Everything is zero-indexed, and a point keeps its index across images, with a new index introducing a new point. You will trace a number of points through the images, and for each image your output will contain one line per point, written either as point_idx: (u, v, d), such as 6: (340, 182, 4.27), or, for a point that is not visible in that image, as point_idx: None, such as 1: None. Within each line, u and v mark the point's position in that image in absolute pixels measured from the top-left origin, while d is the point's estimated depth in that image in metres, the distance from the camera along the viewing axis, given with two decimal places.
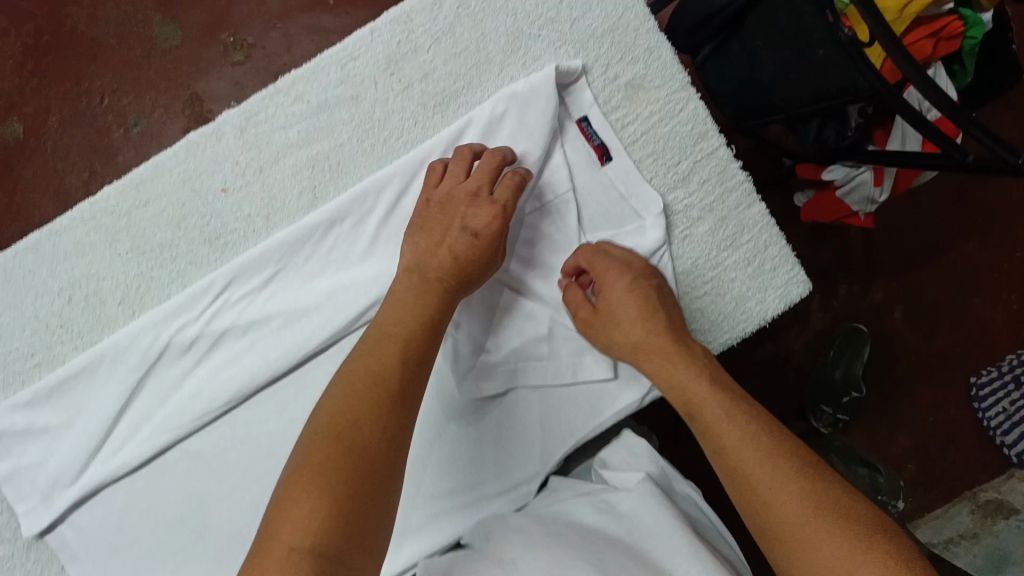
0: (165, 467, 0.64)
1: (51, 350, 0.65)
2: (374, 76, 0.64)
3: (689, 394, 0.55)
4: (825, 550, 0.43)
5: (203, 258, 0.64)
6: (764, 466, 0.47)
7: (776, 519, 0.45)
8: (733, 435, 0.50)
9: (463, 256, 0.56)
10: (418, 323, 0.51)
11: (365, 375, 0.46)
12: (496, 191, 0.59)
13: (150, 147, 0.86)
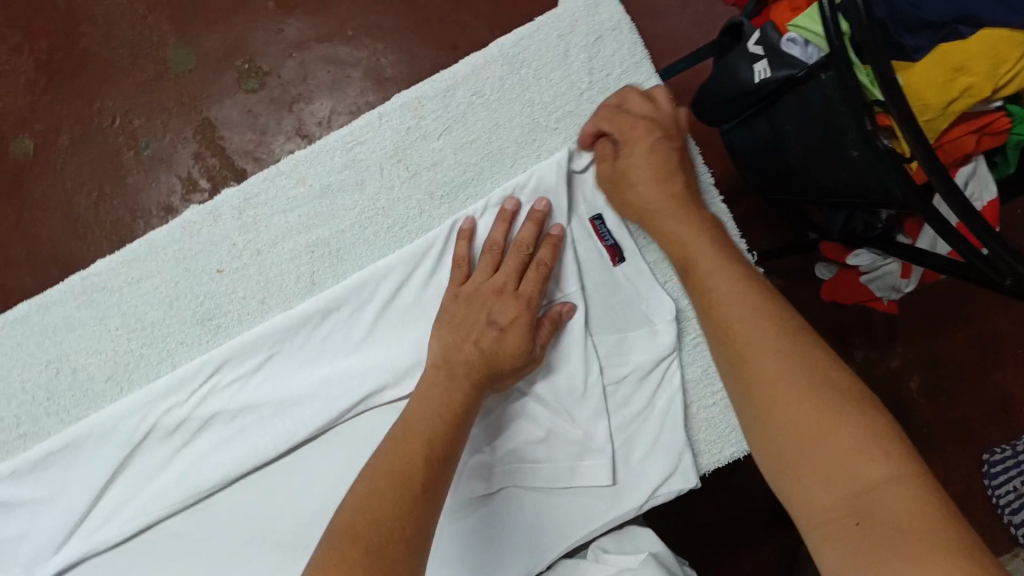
0: (147, 549, 0.60)
1: (37, 421, 0.60)
2: (381, 162, 0.61)
3: (690, 248, 0.50)
4: (803, 413, 0.38)
5: (194, 339, 0.61)
6: (757, 318, 0.43)
7: (756, 369, 0.40)
8: (742, 321, 0.43)
9: (492, 351, 0.53)
10: (443, 421, 0.49)
11: (387, 474, 0.44)
12: (522, 285, 0.56)
13: (161, 171, 0.82)
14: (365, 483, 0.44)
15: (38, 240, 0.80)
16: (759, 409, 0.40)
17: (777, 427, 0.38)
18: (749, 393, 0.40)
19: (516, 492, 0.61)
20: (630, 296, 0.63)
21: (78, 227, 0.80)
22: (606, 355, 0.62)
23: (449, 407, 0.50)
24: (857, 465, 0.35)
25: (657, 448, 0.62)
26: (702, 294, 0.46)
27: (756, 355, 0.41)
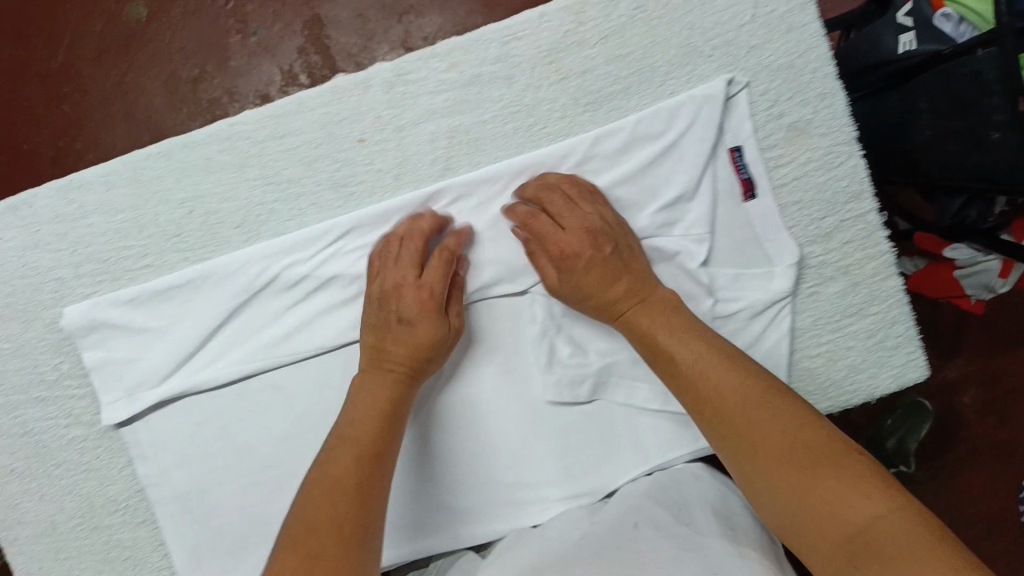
0: (245, 394, 0.63)
1: (163, 255, 0.62)
2: (533, 60, 0.60)
3: (654, 334, 0.55)
4: (792, 483, 0.45)
5: (326, 203, 0.62)
6: (741, 401, 0.49)
7: (753, 451, 0.47)
8: (712, 373, 0.51)
9: (405, 347, 0.55)
10: (370, 421, 0.52)
11: (321, 480, 0.47)
12: (427, 272, 0.57)
13: (262, 59, 0.75)
14: (311, 496, 0.46)
15: (136, 117, 0.74)
16: (765, 466, 0.46)
17: (780, 482, 0.45)
18: (750, 459, 0.47)
19: (610, 403, 0.64)
20: (753, 233, 0.62)
21: (174, 98, 0.74)
22: (723, 286, 0.62)
23: (364, 416, 0.52)
24: (851, 504, 0.42)
25: None
26: (679, 377, 0.53)
27: (751, 422, 0.48)
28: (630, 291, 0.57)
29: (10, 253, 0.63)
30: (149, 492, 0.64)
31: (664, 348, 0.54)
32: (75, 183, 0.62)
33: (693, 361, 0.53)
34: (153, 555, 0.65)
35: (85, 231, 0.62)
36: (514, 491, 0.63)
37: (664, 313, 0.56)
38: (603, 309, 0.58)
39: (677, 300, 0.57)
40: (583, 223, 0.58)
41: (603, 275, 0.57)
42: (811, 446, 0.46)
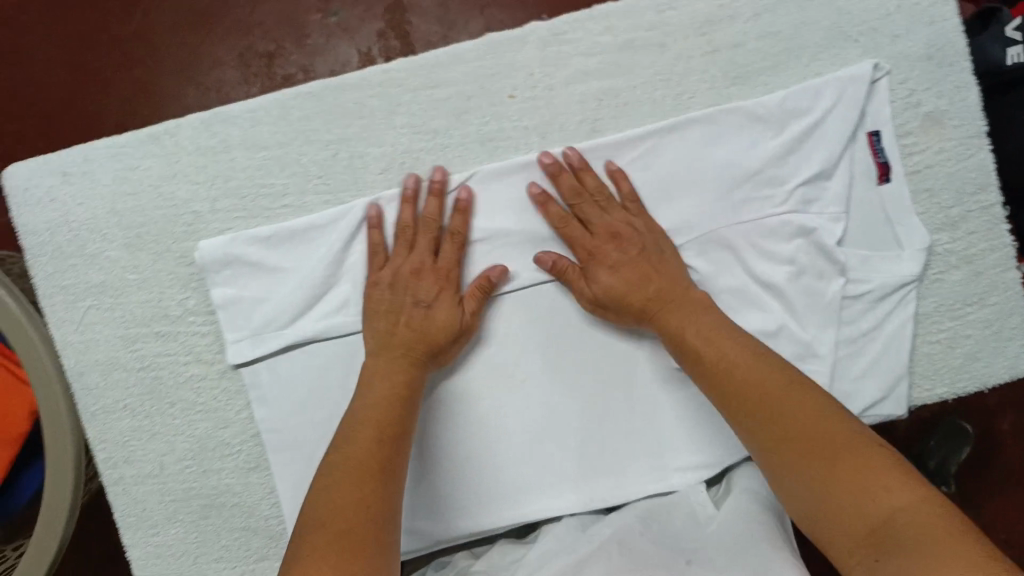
0: (373, 343, 0.61)
1: (302, 195, 0.62)
2: (687, 31, 0.62)
3: (666, 322, 0.57)
4: (806, 481, 0.46)
5: (472, 156, 0.62)
6: (764, 391, 0.50)
7: (779, 439, 0.48)
8: (737, 368, 0.52)
9: (426, 329, 0.57)
10: (387, 407, 0.53)
11: (345, 464, 0.48)
12: (444, 250, 0.60)
13: (340, 40, 0.76)
14: (329, 476, 0.47)
15: (209, 91, 0.77)
16: (790, 459, 0.47)
17: (809, 474, 0.45)
18: (779, 452, 0.48)
19: None
20: (884, 216, 0.64)
21: (247, 73, 0.77)
22: (854, 268, 0.64)
23: (387, 406, 0.53)
24: (871, 496, 0.42)
25: (875, 367, 0.65)
26: (699, 364, 0.54)
27: (774, 415, 0.49)
28: (660, 294, 0.58)
29: (147, 180, 0.61)
30: (266, 439, 0.61)
31: (691, 346, 0.55)
32: (220, 116, 0.61)
33: (719, 357, 0.53)
34: (264, 508, 0.63)
35: (225, 165, 0.62)
36: (636, 454, 0.62)
37: (697, 309, 0.57)
38: (630, 312, 0.59)
39: (708, 302, 0.57)
40: (611, 228, 0.60)
41: (638, 274, 0.58)
42: (832, 438, 0.46)
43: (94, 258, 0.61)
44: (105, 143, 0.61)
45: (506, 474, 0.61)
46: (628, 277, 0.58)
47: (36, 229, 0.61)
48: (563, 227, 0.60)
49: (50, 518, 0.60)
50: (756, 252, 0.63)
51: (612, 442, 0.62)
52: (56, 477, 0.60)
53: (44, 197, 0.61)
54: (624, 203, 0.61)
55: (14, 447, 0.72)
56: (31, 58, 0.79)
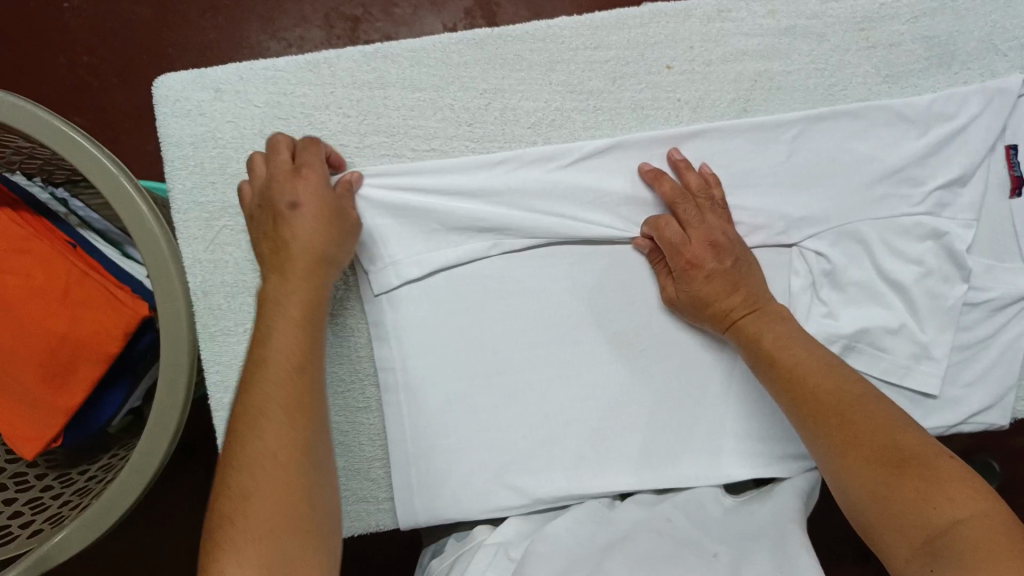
0: (504, 293, 0.63)
1: (448, 142, 0.63)
2: (846, 25, 0.64)
3: (755, 334, 0.57)
4: (867, 476, 0.46)
5: (621, 122, 0.63)
6: (832, 395, 0.50)
7: (846, 440, 0.48)
8: (808, 376, 0.52)
9: (303, 237, 0.52)
10: (298, 332, 0.48)
11: (253, 397, 0.44)
12: (313, 164, 0.56)
13: (428, 12, 0.84)
14: (249, 440, 0.43)
15: (290, 44, 0.85)
16: (850, 464, 0.47)
17: (875, 479, 0.46)
18: (844, 454, 0.48)
19: None
20: (1012, 228, 0.65)
21: (331, 34, 0.85)
22: (977, 275, 0.64)
23: (292, 336, 0.48)
24: (933, 505, 0.43)
25: (984, 378, 0.66)
26: (771, 369, 0.55)
27: (844, 416, 0.49)
28: (745, 302, 0.58)
29: (300, 107, 0.62)
30: (382, 377, 0.63)
31: (766, 352, 0.55)
32: (382, 52, 0.62)
33: (793, 364, 0.53)
34: (369, 445, 0.65)
35: (379, 102, 0.62)
36: (732, 438, 0.63)
37: (764, 321, 0.57)
38: (711, 317, 0.59)
39: (784, 313, 0.58)
40: (709, 237, 0.60)
41: (722, 286, 0.59)
42: (901, 449, 0.46)
43: (235, 179, 0.61)
44: (264, 65, 0.62)
45: (610, 444, 0.63)
46: (711, 291, 0.59)
47: (181, 141, 0.61)
48: (660, 232, 0.60)
49: (158, 434, 0.58)
50: (886, 249, 0.64)
51: (704, 421, 0.63)
52: (169, 391, 0.58)
53: (194, 111, 0.61)
54: (674, 192, 0.61)
55: (103, 365, 0.66)
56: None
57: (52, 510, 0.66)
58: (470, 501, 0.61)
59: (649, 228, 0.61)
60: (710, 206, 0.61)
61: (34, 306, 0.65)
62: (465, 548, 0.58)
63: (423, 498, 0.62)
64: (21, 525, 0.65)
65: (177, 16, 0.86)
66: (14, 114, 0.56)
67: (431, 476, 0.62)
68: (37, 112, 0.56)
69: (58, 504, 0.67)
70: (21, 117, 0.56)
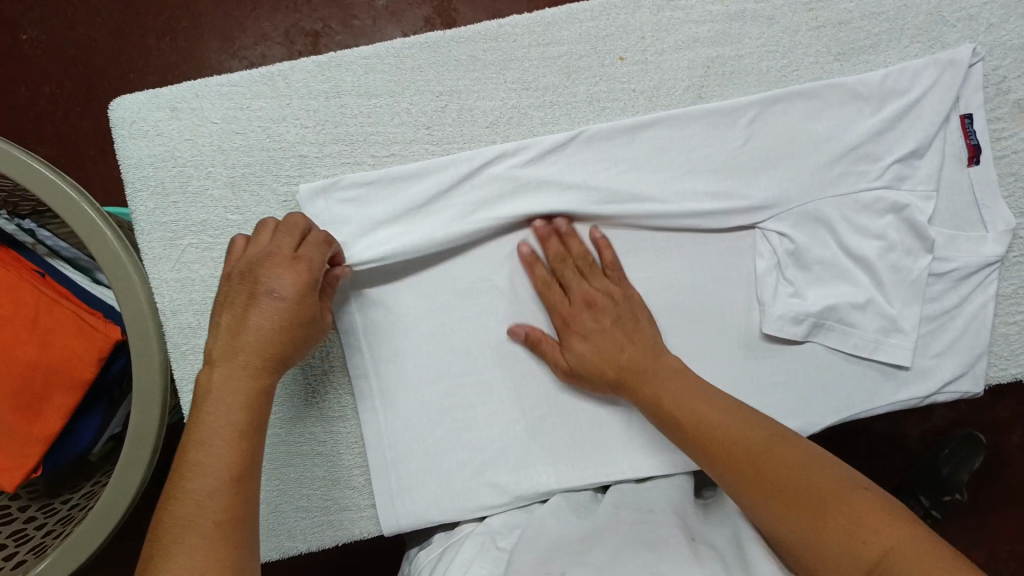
0: (472, 294, 0.63)
1: (408, 146, 0.63)
2: (795, 6, 0.65)
3: (687, 411, 0.52)
4: (837, 536, 0.42)
5: (579, 116, 0.64)
6: (782, 464, 0.46)
7: (809, 500, 0.44)
8: (715, 429, 0.50)
9: (262, 326, 0.49)
10: (243, 406, 0.46)
11: (195, 464, 0.43)
12: (302, 250, 0.52)
13: (387, 23, 0.86)
14: (178, 537, 0.40)
15: (252, 63, 0.86)
16: (777, 514, 0.45)
17: (801, 526, 0.43)
18: (763, 508, 0.45)
19: (819, 348, 0.65)
20: (971, 198, 0.66)
21: (292, 50, 0.86)
22: (940, 246, 0.65)
23: (223, 416, 0.45)
24: (863, 539, 0.41)
25: (955, 347, 0.66)
26: (712, 448, 0.49)
27: (805, 479, 0.45)
28: (631, 361, 0.57)
29: (257, 120, 0.62)
30: (356, 384, 0.63)
31: (668, 413, 0.53)
32: (335, 61, 0.62)
33: (698, 422, 0.51)
34: (348, 452, 0.64)
35: (336, 111, 0.62)
36: None
37: (687, 394, 0.53)
38: (603, 381, 0.58)
39: (681, 365, 0.56)
40: (592, 306, 0.59)
41: (611, 347, 0.58)
42: (815, 488, 0.44)
43: (196, 196, 0.61)
44: (218, 81, 0.62)
45: (588, 435, 0.63)
46: (613, 357, 0.57)
47: (140, 162, 0.61)
48: (546, 292, 0.61)
49: (135, 454, 0.58)
50: (848, 226, 0.64)
51: None
52: (143, 411, 0.58)
53: (150, 130, 0.61)
54: (573, 251, 0.61)
55: (76, 393, 0.67)
56: (81, 24, 0.87)
57: (35, 540, 0.66)
58: (450, 501, 0.62)
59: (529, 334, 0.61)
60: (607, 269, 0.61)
61: (3, 336, 0.65)
62: (451, 541, 0.60)
63: (404, 502, 0.63)
64: (4, 555, 0.65)
65: (134, 43, 0.87)
66: None
67: (410, 479, 0.63)
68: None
69: (41, 533, 0.67)
70: None
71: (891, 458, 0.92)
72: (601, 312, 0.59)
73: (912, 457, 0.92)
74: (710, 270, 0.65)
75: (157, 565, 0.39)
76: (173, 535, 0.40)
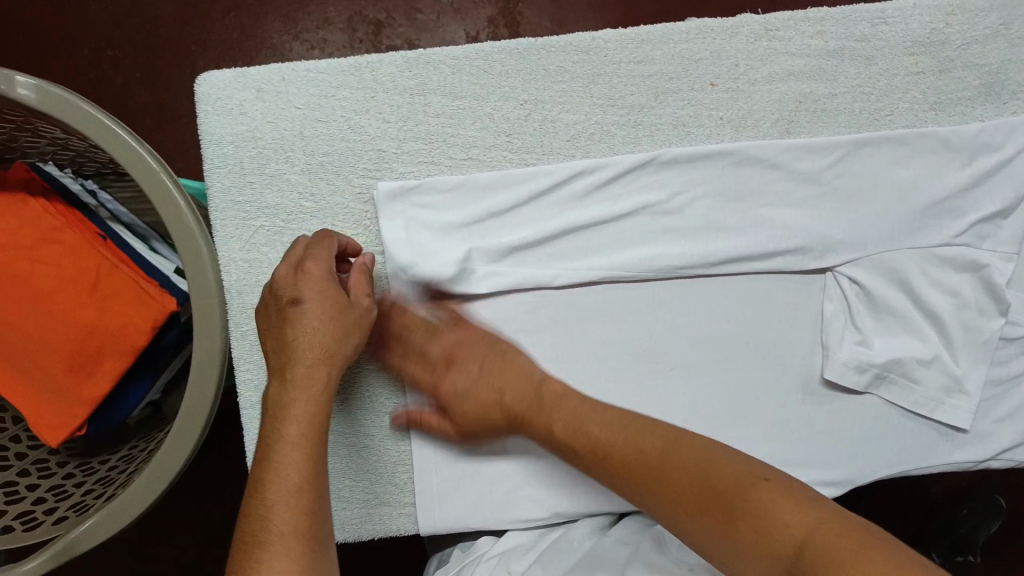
0: (533, 307, 0.62)
1: (486, 151, 0.62)
2: (895, 49, 0.63)
3: (575, 439, 0.53)
4: (749, 518, 0.42)
5: (661, 137, 0.63)
6: (677, 460, 0.47)
7: (709, 490, 0.44)
8: (612, 445, 0.51)
9: (305, 331, 0.50)
10: (305, 419, 0.48)
11: (264, 475, 0.45)
12: (317, 256, 0.53)
13: (451, 19, 0.88)
14: (250, 551, 0.41)
15: (313, 46, 0.88)
16: (693, 513, 0.44)
17: (711, 521, 0.43)
18: (676, 506, 0.46)
19: (878, 400, 0.64)
20: None
21: (354, 37, 0.88)
22: (1016, 311, 0.63)
23: (291, 429, 0.47)
24: (772, 522, 0.41)
25: (1016, 414, 0.65)
26: (608, 465, 0.50)
27: (703, 468, 0.46)
28: (523, 381, 0.58)
29: (340, 110, 0.61)
30: (408, 384, 0.62)
31: (563, 441, 0.54)
32: (424, 58, 0.62)
33: (601, 441, 0.51)
34: (393, 450, 0.64)
35: (419, 108, 0.62)
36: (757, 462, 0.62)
37: (581, 409, 0.54)
38: (497, 417, 0.60)
39: (565, 388, 0.57)
40: (461, 338, 0.61)
41: (489, 394, 0.59)
42: (717, 483, 0.44)
43: (273, 179, 0.61)
44: (306, 66, 0.62)
45: None
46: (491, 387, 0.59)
47: (221, 139, 0.61)
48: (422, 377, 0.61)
49: (187, 428, 0.58)
50: (924, 279, 0.63)
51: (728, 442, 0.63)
52: (199, 384, 0.59)
53: (234, 109, 0.61)
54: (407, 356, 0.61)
55: (128, 360, 0.66)
56: None
57: (75, 498, 0.67)
58: (491, 509, 0.62)
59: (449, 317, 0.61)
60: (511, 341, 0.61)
61: (65, 296, 0.65)
62: (466, 560, 0.60)
63: (446, 506, 0.63)
64: (46, 511, 0.66)
65: (205, 12, 0.88)
66: (53, 105, 0.56)
67: (453, 484, 0.63)
68: (80, 103, 0.56)
69: (81, 491, 0.68)
70: (63, 108, 0.56)
71: (912, 509, 0.91)
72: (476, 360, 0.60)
73: (934, 508, 0.91)
74: (777, 309, 0.64)
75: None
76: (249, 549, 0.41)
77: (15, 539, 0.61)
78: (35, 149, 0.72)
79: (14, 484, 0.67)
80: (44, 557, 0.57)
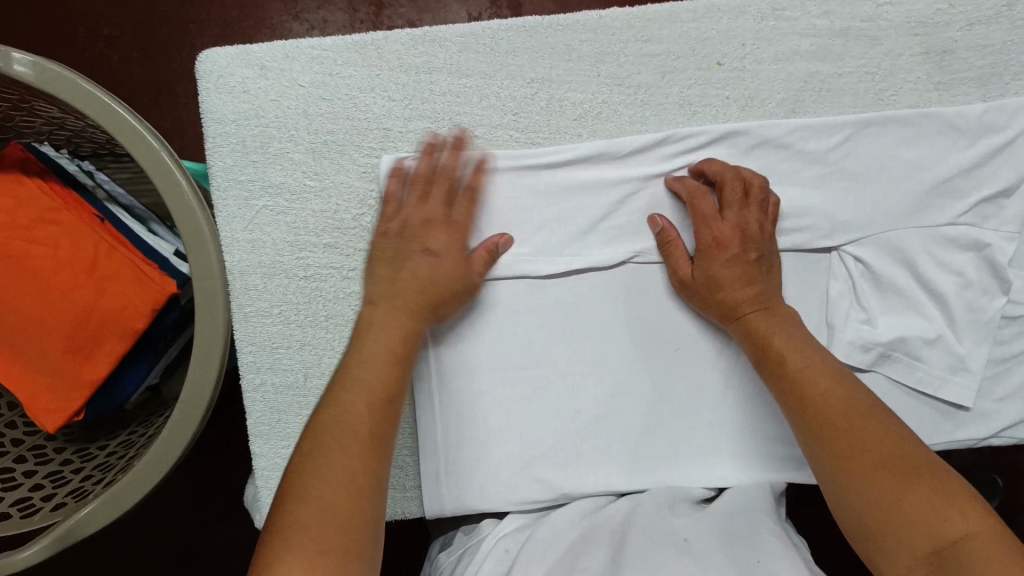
0: (539, 286, 0.62)
1: (493, 129, 0.62)
2: (901, 30, 0.63)
3: (778, 352, 0.54)
4: (913, 494, 0.43)
5: (669, 117, 0.63)
6: (855, 414, 0.49)
7: (871, 459, 0.46)
8: (817, 380, 0.52)
9: (427, 278, 0.55)
10: (392, 338, 0.53)
11: (348, 377, 0.50)
12: (457, 210, 0.58)
13: (453, 0, 0.88)
14: (317, 442, 0.45)
15: (312, 26, 0.88)
16: (855, 470, 0.46)
17: (883, 488, 0.44)
18: (843, 454, 0.47)
19: (882, 378, 0.64)
20: None
21: (354, 18, 0.88)
22: (1017, 289, 0.64)
23: (381, 339, 0.52)
24: (942, 517, 0.42)
25: (1020, 393, 0.65)
26: (783, 370, 0.54)
27: (879, 437, 0.47)
28: (756, 297, 0.58)
29: (345, 88, 0.61)
30: (414, 365, 0.62)
31: (776, 351, 0.55)
32: (431, 36, 0.61)
33: (801, 364, 0.53)
34: (398, 431, 0.64)
35: (426, 87, 0.61)
36: (763, 442, 0.63)
37: (777, 330, 0.56)
38: (718, 307, 0.59)
39: (795, 315, 0.57)
40: (740, 224, 0.58)
41: (733, 277, 0.58)
42: (906, 461, 0.45)
43: (276, 158, 0.60)
44: (311, 44, 0.61)
45: (641, 441, 0.62)
46: (752, 271, 0.58)
47: (223, 117, 0.60)
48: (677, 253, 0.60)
49: (189, 412, 0.56)
50: (930, 259, 0.63)
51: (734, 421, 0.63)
52: (200, 369, 0.56)
53: (237, 87, 0.60)
54: (663, 231, 0.61)
55: (128, 342, 0.65)
56: None
57: (73, 484, 0.65)
58: (497, 493, 0.61)
59: (686, 191, 0.60)
60: (758, 245, 0.59)
61: (61, 276, 0.64)
62: (468, 544, 0.59)
63: (451, 488, 0.62)
64: (43, 497, 0.64)
65: None
66: (49, 81, 0.53)
67: (459, 466, 0.62)
68: (78, 80, 0.54)
69: (79, 477, 0.66)
70: (60, 86, 0.53)
71: None
72: (749, 230, 0.58)
73: None
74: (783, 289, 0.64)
75: (296, 466, 0.45)
76: (309, 437, 0.46)
77: (13, 526, 0.59)
78: (30, 130, 0.71)
79: (9, 471, 0.66)
80: (42, 545, 0.55)
